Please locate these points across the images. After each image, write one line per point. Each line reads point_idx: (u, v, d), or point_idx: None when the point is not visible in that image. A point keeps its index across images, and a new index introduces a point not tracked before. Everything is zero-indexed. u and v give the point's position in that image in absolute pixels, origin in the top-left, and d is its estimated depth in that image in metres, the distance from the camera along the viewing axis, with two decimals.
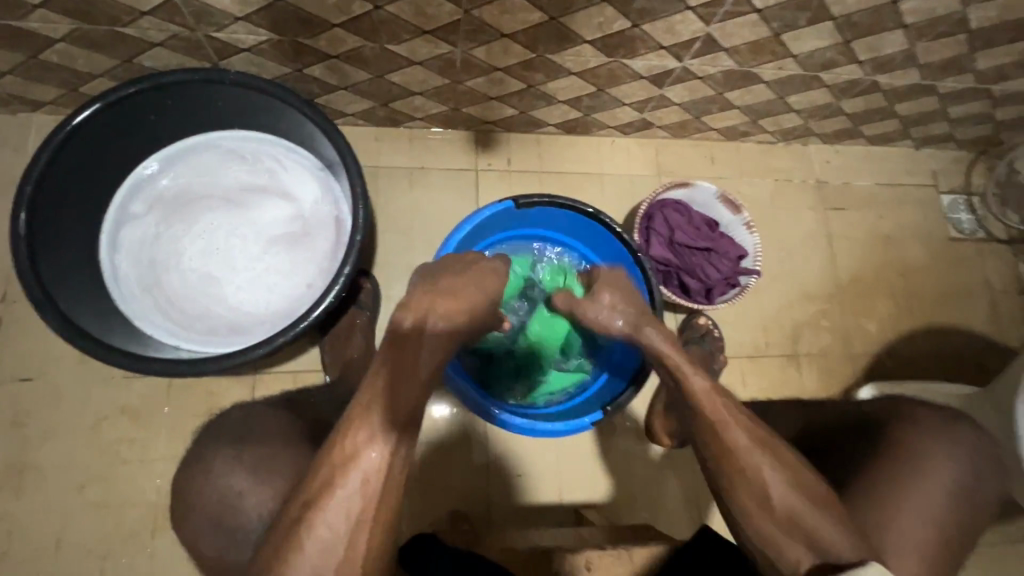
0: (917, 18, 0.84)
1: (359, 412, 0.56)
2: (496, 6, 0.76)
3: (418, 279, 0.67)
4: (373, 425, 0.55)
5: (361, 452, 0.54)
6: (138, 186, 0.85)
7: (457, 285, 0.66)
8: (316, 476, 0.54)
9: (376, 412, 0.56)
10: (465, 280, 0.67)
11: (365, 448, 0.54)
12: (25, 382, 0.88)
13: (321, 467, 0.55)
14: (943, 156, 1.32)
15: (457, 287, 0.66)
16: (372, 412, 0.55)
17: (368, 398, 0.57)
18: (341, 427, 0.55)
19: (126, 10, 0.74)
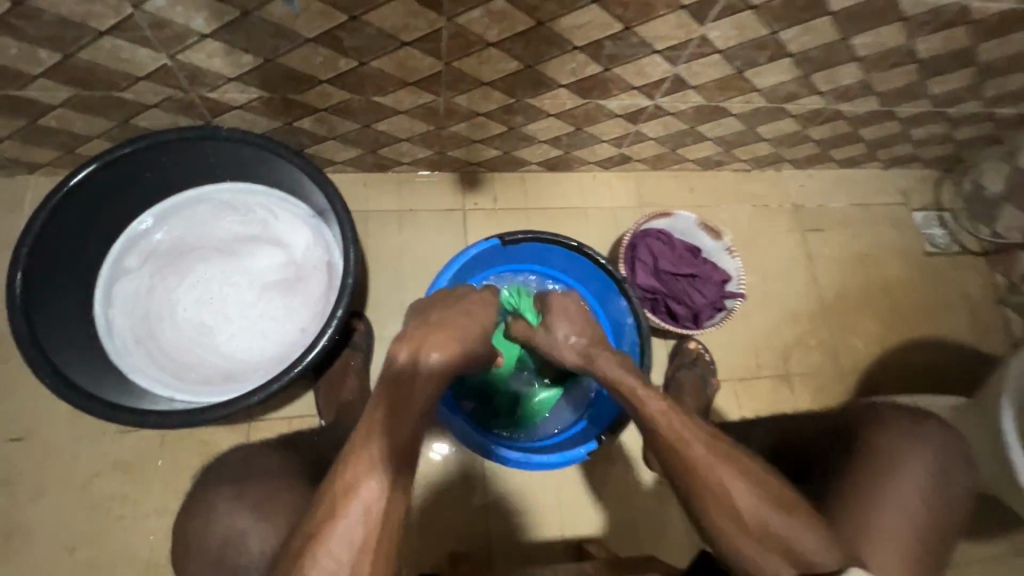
0: (868, 51, 0.90)
1: (359, 441, 0.55)
2: (474, 57, 0.81)
3: (412, 313, 0.71)
4: (372, 454, 0.54)
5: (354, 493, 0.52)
6: (133, 241, 0.87)
7: (448, 317, 0.69)
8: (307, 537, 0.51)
9: (376, 446, 0.54)
10: (455, 312, 0.70)
11: (366, 485, 0.52)
12: (16, 442, 0.87)
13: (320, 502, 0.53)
14: (911, 175, 1.38)
15: (448, 319, 0.69)
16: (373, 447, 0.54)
17: (367, 431, 0.56)
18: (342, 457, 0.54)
19: (124, 77, 0.78)
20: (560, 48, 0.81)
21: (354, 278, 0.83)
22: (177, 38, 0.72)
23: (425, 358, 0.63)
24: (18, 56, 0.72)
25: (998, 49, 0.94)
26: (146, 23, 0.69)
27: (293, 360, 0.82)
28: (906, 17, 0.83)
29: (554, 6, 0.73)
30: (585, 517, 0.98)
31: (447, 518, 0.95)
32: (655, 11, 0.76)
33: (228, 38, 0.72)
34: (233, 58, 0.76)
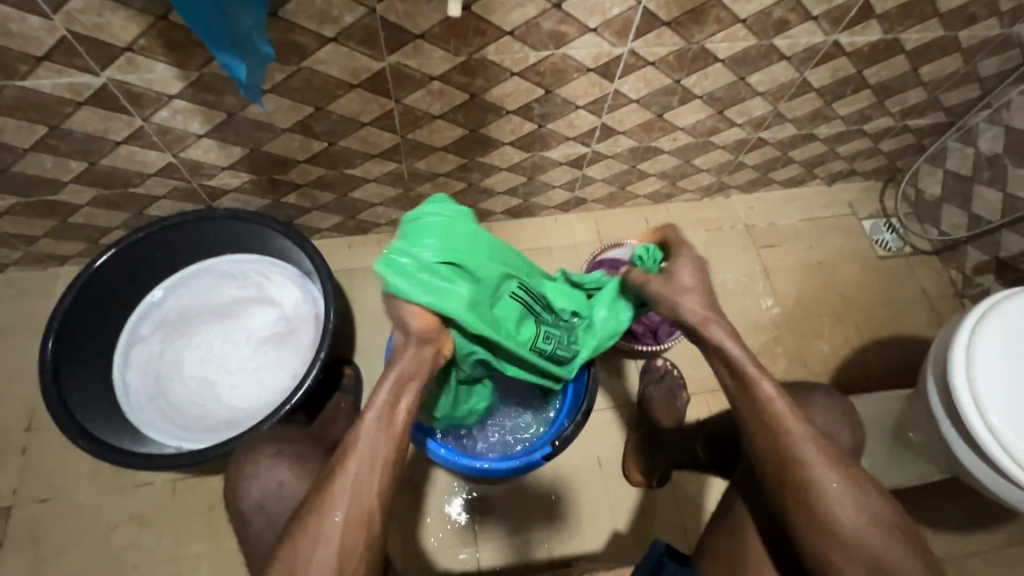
0: (767, 87, 1.04)
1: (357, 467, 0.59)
2: (425, 129, 0.96)
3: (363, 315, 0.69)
4: None
5: (326, 517, 0.56)
6: (148, 311, 1.01)
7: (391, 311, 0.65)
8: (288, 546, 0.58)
9: (352, 466, 0.57)
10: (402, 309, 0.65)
11: (343, 506, 0.57)
12: (43, 503, 0.96)
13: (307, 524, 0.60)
14: (854, 188, 1.48)
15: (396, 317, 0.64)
16: (350, 470, 0.57)
17: (343, 458, 0.58)
18: None
19: (137, 175, 0.94)
20: (496, 113, 0.96)
21: (335, 324, 0.94)
22: (179, 139, 0.88)
23: (394, 366, 0.60)
24: (53, 168, 0.89)
25: (884, 72, 1.07)
26: (154, 131, 0.85)
27: (284, 402, 0.92)
28: (788, 55, 0.97)
29: (482, 81, 0.88)
30: (568, 533, 1.05)
31: (439, 543, 1.03)
32: (569, 75, 0.91)
33: (220, 135, 0.89)
34: (225, 151, 0.92)
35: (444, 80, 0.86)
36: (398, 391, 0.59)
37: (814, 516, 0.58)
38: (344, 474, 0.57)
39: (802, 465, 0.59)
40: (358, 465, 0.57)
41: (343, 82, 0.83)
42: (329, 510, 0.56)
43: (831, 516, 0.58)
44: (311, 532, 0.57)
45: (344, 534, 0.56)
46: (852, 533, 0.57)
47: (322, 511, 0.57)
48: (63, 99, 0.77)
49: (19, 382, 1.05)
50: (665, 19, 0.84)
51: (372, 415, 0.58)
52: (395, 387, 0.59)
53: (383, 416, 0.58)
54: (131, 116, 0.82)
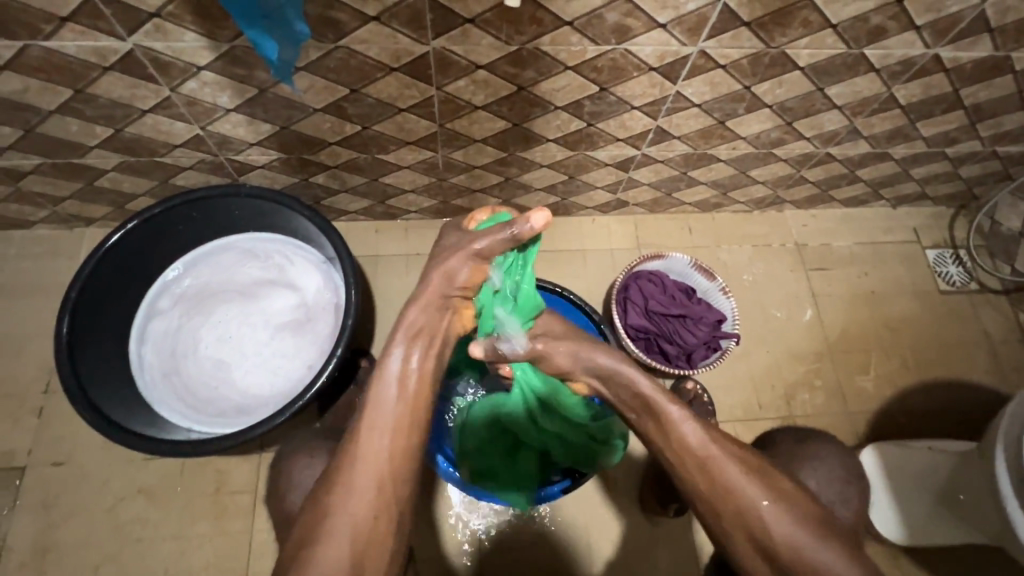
0: (846, 100, 0.93)
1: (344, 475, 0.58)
2: (464, 119, 0.89)
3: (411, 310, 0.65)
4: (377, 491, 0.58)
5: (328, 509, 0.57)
6: (167, 286, 0.99)
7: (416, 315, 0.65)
8: (306, 545, 0.56)
9: (375, 429, 0.60)
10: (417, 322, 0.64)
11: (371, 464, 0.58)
12: (56, 467, 0.97)
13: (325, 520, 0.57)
14: (922, 213, 1.35)
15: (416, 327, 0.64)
16: (371, 432, 0.60)
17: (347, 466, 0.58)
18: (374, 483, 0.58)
19: (163, 145, 0.90)
20: (543, 108, 0.88)
21: (354, 319, 0.89)
22: (207, 112, 0.83)
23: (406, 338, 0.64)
24: (78, 131, 0.85)
25: (983, 93, 0.95)
26: (181, 101, 0.81)
27: (295, 395, 0.89)
28: (877, 68, 0.86)
29: (532, 73, 0.80)
30: (577, 554, 1.02)
31: (445, 552, 1.00)
32: (628, 73, 0.83)
33: (249, 111, 0.83)
34: (254, 127, 0.87)
35: (491, 69, 0.79)
36: (411, 360, 0.63)
37: (746, 528, 0.60)
38: (367, 436, 0.59)
39: (712, 464, 0.62)
40: (379, 426, 0.60)
41: (382, 65, 0.76)
42: (353, 472, 0.58)
43: (757, 518, 0.60)
44: (332, 499, 0.57)
45: (368, 507, 0.57)
46: (785, 543, 0.59)
47: (347, 480, 0.58)
48: (88, 63, 0.73)
49: (40, 342, 1.05)
50: (745, 18, 0.74)
51: (390, 378, 0.62)
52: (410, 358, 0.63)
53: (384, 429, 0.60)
54: (158, 85, 0.77)
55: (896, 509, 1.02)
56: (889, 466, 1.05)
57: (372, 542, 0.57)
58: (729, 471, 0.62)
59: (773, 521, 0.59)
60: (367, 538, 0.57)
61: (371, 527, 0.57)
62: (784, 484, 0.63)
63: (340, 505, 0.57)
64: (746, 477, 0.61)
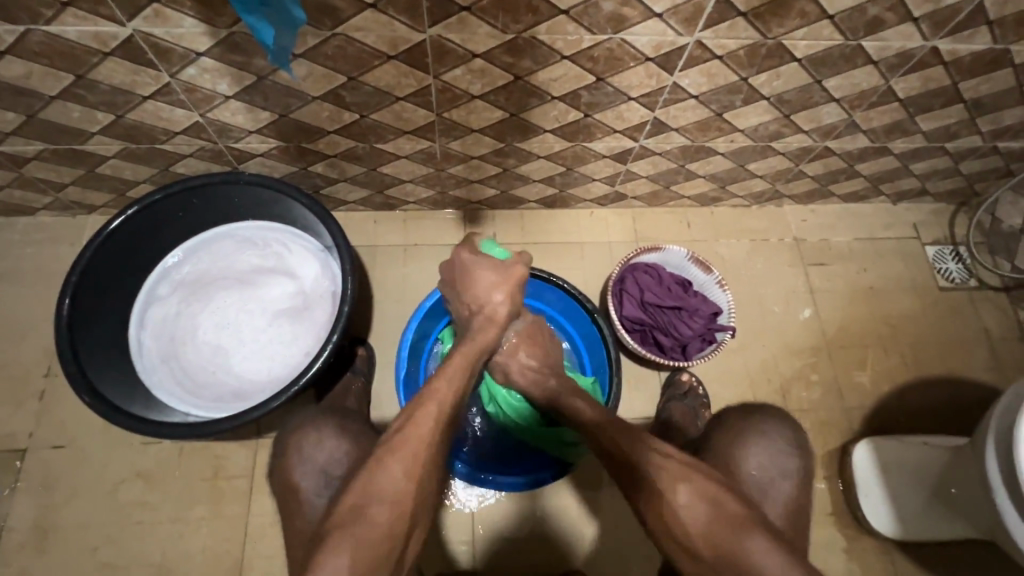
0: (844, 92, 0.93)
1: (401, 439, 0.65)
2: (462, 108, 0.90)
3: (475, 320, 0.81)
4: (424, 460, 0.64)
5: (387, 467, 0.63)
6: (166, 272, 1.00)
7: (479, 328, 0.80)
8: (369, 494, 0.61)
9: (433, 406, 0.68)
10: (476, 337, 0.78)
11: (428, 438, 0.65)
12: (57, 450, 0.98)
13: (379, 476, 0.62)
14: (922, 209, 1.35)
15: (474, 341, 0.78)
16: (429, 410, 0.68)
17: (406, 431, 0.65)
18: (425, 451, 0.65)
19: (163, 132, 0.91)
20: (540, 98, 0.89)
21: (351, 306, 0.90)
22: (207, 99, 0.84)
23: (466, 343, 0.78)
24: (80, 117, 0.86)
25: (982, 86, 0.94)
26: (181, 88, 0.81)
27: (292, 380, 0.89)
28: (875, 60, 0.86)
29: (529, 63, 0.81)
30: (570, 544, 1.03)
31: (440, 540, 1.01)
32: (625, 63, 0.83)
33: (248, 98, 0.84)
34: (253, 115, 0.88)
35: (488, 58, 0.79)
36: (468, 358, 0.76)
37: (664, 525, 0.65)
38: (424, 414, 0.67)
39: (638, 469, 0.68)
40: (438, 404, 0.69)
41: (379, 53, 0.77)
42: (411, 438, 0.65)
43: (670, 513, 0.64)
44: (389, 465, 0.63)
45: (416, 472, 0.63)
46: (706, 541, 0.61)
47: (402, 444, 0.64)
48: (88, 48, 0.74)
49: (42, 327, 1.06)
50: (742, 9, 0.74)
51: (450, 373, 0.73)
52: (467, 356, 0.76)
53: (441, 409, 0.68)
54: (158, 71, 0.78)
55: (890, 503, 1.02)
56: (883, 459, 1.05)
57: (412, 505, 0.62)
58: (656, 475, 0.66)
59: (692, 520, 0.62)
60: (408, 512, 0.62)
61: (414, 492, 0.63)
62: (711, 485, 0.65)
63: (395, 466, 0.63)
64: (671, 479, 0.65)
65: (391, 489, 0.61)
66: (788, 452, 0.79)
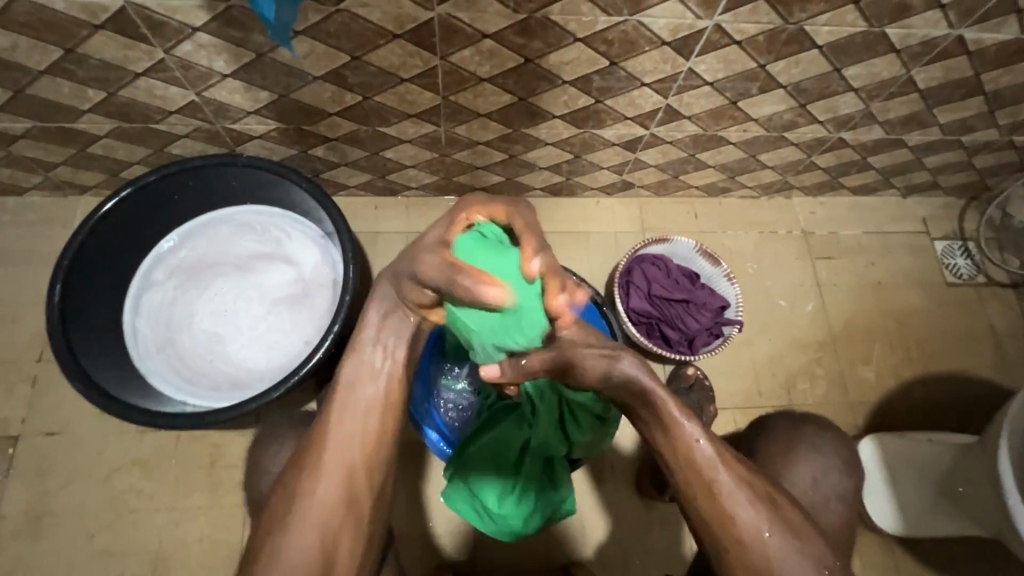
0: (863, 82, 0.90)
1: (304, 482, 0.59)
2: (469, 91, 0.87)
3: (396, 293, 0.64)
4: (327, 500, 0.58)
5: (290, 516, 0.58)
6: (161, 257, 0.97)
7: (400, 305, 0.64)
8: (270, 545, 0.57)
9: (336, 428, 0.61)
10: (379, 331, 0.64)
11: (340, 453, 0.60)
12: (50, 437, 0.96)
13: (278, 527, 0.57)
14: (932, 203, 1.33)
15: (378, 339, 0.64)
16: (339, 424, 0.61)
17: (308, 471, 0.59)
18: (336, 487, 0.59)
19: (157, 111, 0.87)
20: (550, 82, 0.86)
21: (352, 294, 0.88)
22: (203, 77, 0.80)
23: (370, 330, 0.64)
24: (69, 94, 0.83)
25: (1005, 78, 0.92)
26: (175, 65, 0.78)
27: (291, 370, 0.87)
28: (897, 48, 0.83)
29: (540, 45, 0.77)
30: (573, 536, 1.02)
31: (441, 531, 1.00)
32: (640, 47, 0.80)
33: (247, 77, 0.81)
34: (251, 94, 0.84)
35: (498, 39, 0.76)
36: (364, 363, 0.63)
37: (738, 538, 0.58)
38: (328, 446, 0.60)
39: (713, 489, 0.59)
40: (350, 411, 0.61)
41: (385, 31, 0.74)
42: (312, 476, 0.59)
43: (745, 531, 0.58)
44: (296, 513, 0.58)
45: (320, 516, 0.58)
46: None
47: (304, 489, 0.58)
48: (78, 20, 0.70)
49: (34, 310, 1.03)
50: None
51: (348, 389, 0.62)
52: (372, 351, 0.64)
53: (343, 431, 0.61)
54: (151, 46, 0.74)
55: (894, 500, 1.02)
56: (890, 459, 1.04)
57: (328, 551, 0.57)
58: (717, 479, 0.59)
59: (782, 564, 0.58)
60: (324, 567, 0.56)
61: (323, 537, 0.57)
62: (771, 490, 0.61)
63: (295, 510, 0.58)
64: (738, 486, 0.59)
65: (289, 542, 0.56)
66: (804, 453, 0.78)
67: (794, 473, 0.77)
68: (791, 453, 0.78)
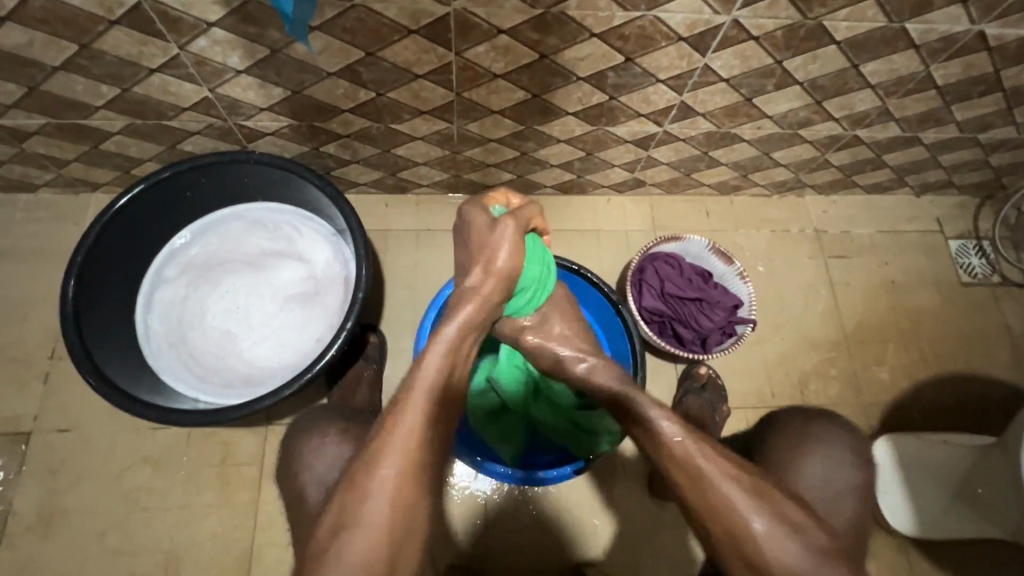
0: (881, 78, 0.89)
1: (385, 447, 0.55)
2: (483, 88, 0.86)
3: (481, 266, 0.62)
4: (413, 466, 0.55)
5: (375, 478, 0.54)
6: (173, 254, 0.97)
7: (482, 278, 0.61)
8: (352, 511, 0.53)
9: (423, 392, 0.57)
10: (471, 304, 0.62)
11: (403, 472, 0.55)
12: (62, 433, 0.96)
13: (359, 493, 0.54)
14: (946, 202, 1.31)
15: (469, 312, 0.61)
16: (414, 407, 0.56)
17: (390, 436, 0.55)
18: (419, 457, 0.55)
19: (171, 107, 0.87)
20: (564, 78, 0.85)
21: (365, 292, 0.87)
22: (217, 73, 0.80)
23: (465, 299, 0.62)
24: (83, 90, 0.83)
25: None
26: (190, 61, 0.78)
27: (304, 367, 0.87)
28: (917, 44, 0.82)
29: (556, 40, 0.77)
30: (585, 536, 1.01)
31: (452, 531, 1.00)
32: (656, 43, 0.79)
33: (260, 73, 0.80)
34: (264, 91, 0.84)
35: (513, 34, 0.75)
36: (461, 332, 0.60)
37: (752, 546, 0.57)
38: (411, 413, 0.56)
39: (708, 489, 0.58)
40: (414, 422, 0.56)
41: (400, 27, 0.73)
42: (396, 443, 0.55)
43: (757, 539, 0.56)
44: (380, 476, 0.54)
45: (405, 482, 0.54)
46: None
47: (385, 454, 0.55)
48: (94, 16, 0.70)
49: (46, 307, 1.03)
50: None
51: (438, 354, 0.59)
52: (467, 319, 0.61)
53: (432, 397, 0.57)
54: (166, 42, 0.74)
55: (910, 502, 1.01)
56: (906, 460, 1.03)
57: (409, 522, 0.54)
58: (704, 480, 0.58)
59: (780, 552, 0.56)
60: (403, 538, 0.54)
61: (406, 507, 0.54)
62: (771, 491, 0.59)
63: (382, 474, 0.54)
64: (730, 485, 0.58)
65: (373, 510, 0.53)
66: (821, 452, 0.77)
67: (808, 467, 0.75)
68: (804, 445, 0.77)
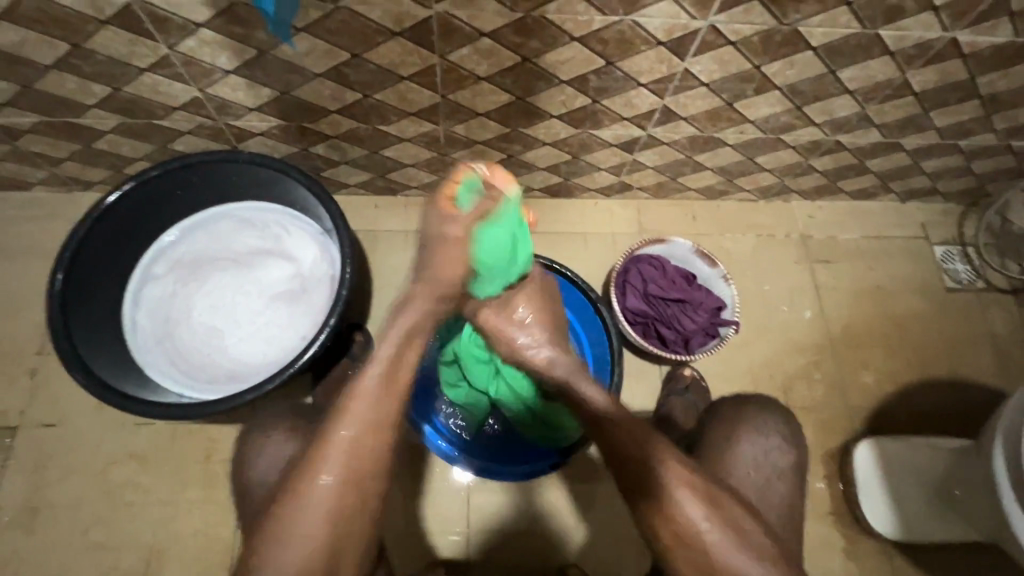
0: (859, 84, 0.91)
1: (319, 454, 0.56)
2: (468, 90, 0.88)
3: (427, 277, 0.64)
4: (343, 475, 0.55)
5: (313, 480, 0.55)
6: (162, 251, 0.99)
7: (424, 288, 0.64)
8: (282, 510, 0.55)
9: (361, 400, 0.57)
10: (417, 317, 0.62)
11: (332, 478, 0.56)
12: (48, 428, 0.97)
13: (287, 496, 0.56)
14: (932, 209, 1.33)
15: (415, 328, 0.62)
16: (349, 417, 0.56)
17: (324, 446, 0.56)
18: (352, 465, 0.56)
19: (162, 107, 0.89)
20: (547, 81, 0.87)
21: (348, 290, 0.88)
22: (206, 73, 0.82)
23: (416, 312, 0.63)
24: (75, 89, 0.84)
25: (1001, 82, 0.92)
26: (179, 61, 0.79)
27: (287, 363, 0.88)
28: (892, 50, 0.84)
29: (537, 43, 0.79)
30: (568, 537, 1.01)
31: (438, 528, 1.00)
32: (635, 47, 0.81)
33: (249, 73, 0.82)
34: (253, 91, 0.86)
35: (495, 38, 0.77)
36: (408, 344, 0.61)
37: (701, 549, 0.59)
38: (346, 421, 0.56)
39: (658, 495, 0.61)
40: (348, 427, 0.56)
41: (384, 30, 0.75)
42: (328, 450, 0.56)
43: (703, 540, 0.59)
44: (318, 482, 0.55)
45: (334, 490, 0.55)
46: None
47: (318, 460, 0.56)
48: (85, 15, 0.72)
49: (36, 304, 1.04)
50: None
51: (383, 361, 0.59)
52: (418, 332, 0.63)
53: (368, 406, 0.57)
54: (155, 42, 0.76)
55: (893, 505, 1.01)
56: (890, 464, 1.03)
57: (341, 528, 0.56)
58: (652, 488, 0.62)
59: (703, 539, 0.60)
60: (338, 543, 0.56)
61: (337, 515, 0.55)
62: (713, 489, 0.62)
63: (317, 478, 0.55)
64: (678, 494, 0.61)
65: (302, 514, 0.55)
66: (791, 450, 0.78)
67: (740, 456, 0.76)
68: (737, 434, 0.78)
